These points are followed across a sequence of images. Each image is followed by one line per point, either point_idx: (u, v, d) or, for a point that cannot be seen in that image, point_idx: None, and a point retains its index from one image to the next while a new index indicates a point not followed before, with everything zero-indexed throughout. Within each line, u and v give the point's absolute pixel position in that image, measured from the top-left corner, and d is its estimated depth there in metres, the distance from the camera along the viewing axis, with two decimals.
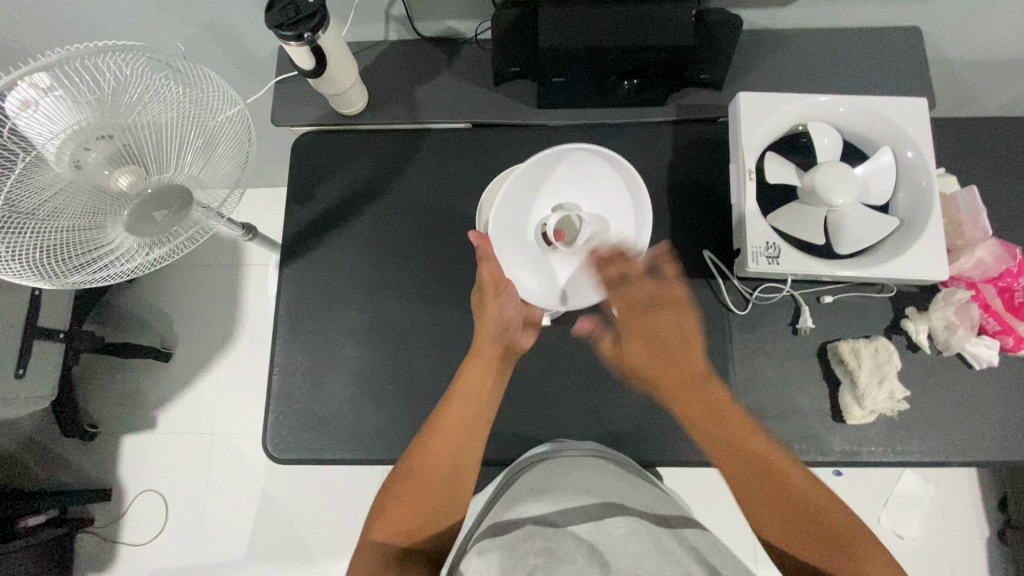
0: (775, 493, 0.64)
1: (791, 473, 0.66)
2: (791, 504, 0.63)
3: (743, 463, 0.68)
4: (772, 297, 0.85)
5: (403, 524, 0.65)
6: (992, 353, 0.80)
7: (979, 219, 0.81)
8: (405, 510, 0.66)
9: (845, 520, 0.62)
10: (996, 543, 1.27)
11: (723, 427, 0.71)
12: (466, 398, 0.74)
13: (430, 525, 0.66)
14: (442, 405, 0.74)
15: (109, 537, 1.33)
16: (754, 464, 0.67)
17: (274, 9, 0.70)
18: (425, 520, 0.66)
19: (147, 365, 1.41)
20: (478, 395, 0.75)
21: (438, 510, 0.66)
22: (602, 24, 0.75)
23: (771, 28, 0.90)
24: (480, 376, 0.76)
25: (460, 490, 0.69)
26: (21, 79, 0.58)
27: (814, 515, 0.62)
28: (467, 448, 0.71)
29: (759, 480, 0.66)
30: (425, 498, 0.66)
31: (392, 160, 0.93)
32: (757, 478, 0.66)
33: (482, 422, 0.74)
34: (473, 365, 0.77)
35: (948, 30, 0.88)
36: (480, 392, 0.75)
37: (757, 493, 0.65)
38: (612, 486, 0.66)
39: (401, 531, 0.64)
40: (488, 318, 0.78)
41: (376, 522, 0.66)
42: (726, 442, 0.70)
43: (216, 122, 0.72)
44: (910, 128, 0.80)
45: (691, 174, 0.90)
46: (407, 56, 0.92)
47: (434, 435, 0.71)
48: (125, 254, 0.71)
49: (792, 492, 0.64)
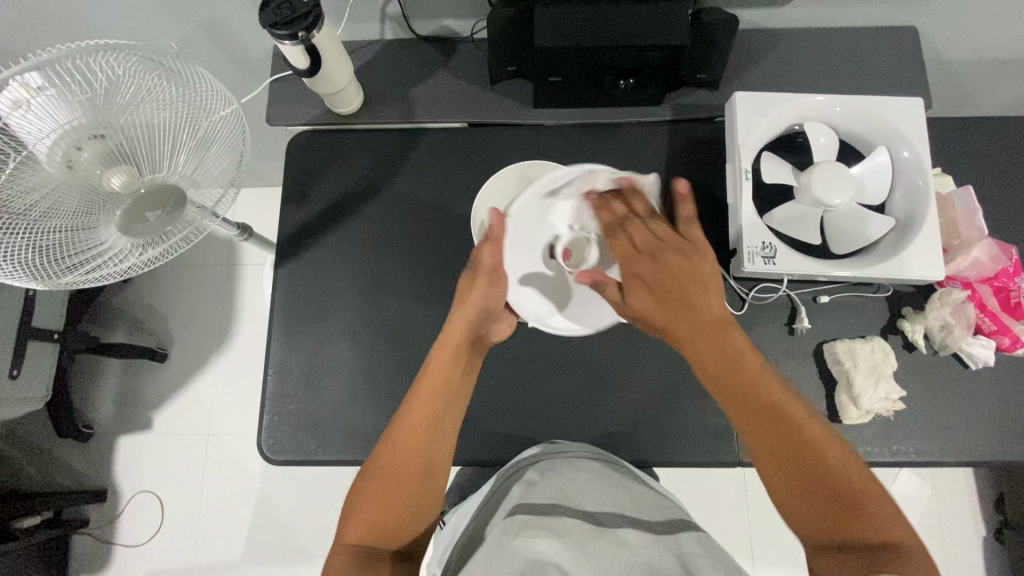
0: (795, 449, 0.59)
1: (806, 424, 0.61)
2: (812, 460, 0.58)
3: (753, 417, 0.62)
4: (769, 297, 0.85)
5: (375, 527, 0.63)
6: (988, 353, 0.80)
7: (974, 219, 0.81)
8: (377, 511, 0.64)
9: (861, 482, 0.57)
10: (992, 542, 1.27)
11: (741, 381, 0.64)
12: (433, 389, 0.71)
13: (410, 526, 0.64)
14: (411, 396, 0.71)
15: (104, 537, 1.33)
16: (767, 422, 0.61)
17: (267, 9, 0.70)
18: (402, 520, 0.64)
19: (143, 366, 1.40)
20: (448, 390, 0.72)
21: (412, 513, 0.65)
22: (596, 24, 0.74)
23: (767, 28, 0.89)
24: (448, 368, 0.73)
25: (436, 486, 0.68)
26: (15, 76, 0.60)
27: (829, 477, 0.57)
28: (439, 443, 0.69)
29: (775, 437, 0.60)
30: (398, 497, 0.65)
31: (388, 159, 0.93)
32: (773, 438, 0.60)
33: (450, 416, 0.72)
34: (440, 354, 0.75)
35: (944, 30, 0.88)
36: (449, 383, 0.73)
37: (774, 449, 0.60)
38: (605, 495, 0.66)
39: (374, 533, 0.63)
40: (466, 304, 0.77)
41: (347, 524, 0.64)
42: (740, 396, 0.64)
43: (209, 121, 0.70)
44: (906, 128, 0.79)
45: (687, 174, 0.90)
46: (402, 55, 0.92)
47: (402, 429, 0.69)
48: (118, 255, 0.68)
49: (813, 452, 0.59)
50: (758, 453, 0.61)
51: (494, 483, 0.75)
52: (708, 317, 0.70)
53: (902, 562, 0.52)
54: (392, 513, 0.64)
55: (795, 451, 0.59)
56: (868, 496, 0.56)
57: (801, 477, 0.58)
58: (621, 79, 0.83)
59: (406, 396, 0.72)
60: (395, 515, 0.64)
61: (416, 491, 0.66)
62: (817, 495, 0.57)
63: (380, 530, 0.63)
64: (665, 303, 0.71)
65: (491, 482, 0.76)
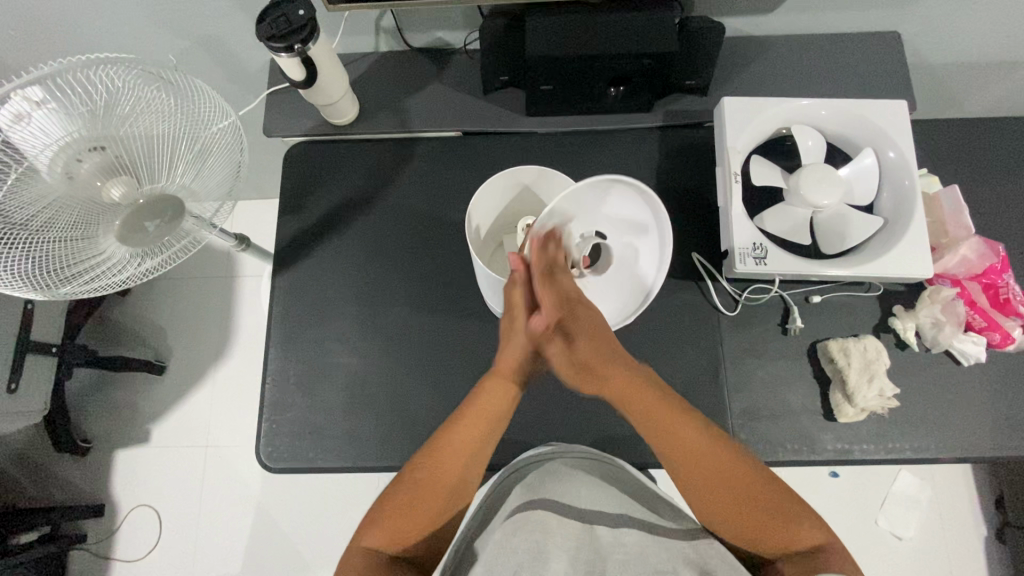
0: (730, 484, 0.65)
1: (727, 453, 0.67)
2: (742, 484, 0.65)
3: (675, 458, 0.68)
4: (761, 298, 0.86)
5: (396, 536, 0.65)
6: (979, 348, 0.81)
7: (962, 218, 0.83)
8: (404, 522, 0.65)
9: (777, 485, 0.66)
10: (994, 542, 1.27)
11: (669, 435, 0.69)
12: (482, 417, 0.71)
13: (424, 535, 0.66)
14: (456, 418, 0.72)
15: (102, 553, 1.32)
16: (702, 459, 0.67)
17: (264, 22, 0.71)
18: (426, 531, 0.66)
19: (141, 379, 1.40)
20: (495, 420, 0.72)
21: (431, 524, 0.67)
22: (586, 33, 0.76)
23: (754, 34, 0.92)
24: (497, 399, 0.73)
25: (461, 500, 0.69)
26: (14, 92, 0.60)
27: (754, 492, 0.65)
28: (472, 467, 0.70)
29: (698, 470, 0.67)
30: (420, 510, 0.66)
31: (383, 169, 0.94)
32: (699, 465, 0.67)
33: (495, 441, 0.72)
34: (495, 387, 0.73)
35: (926, 34, 0.90)
36: (501, 412, 0.73)
37: (712, 485, 0.66)
38: (601, 499, 0.68)
39: (394, 539, 0.65)
40: (512, 341, 0.73)
41: (368, 529, 0.66)
42: (673, 442, 0.69)
43: (207, 134, 0.72)
44: (891, 130, 0.81)
45: (680, 179, 0.91)
46: (397, 66, 0.94)
47: (439, 447, 0.70)
48: (117, 265, 0.70)
49: (741, 473, 0.66)
50: (687, 476, 0.68)
51: (493, 480, 0.76)
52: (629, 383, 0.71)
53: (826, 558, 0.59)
54: (415, 523, 0.66)
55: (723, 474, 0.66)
56: (786, 501, 0.64)
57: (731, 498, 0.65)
58: (612, 87, 0.86)
59: (450, 419, 0.72)
60: (413, 524, 0.66)
61: (443, 504, 0.67)
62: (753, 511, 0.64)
63: (396, 537, 0.65)
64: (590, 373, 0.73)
65: (489, 486, 0.76)
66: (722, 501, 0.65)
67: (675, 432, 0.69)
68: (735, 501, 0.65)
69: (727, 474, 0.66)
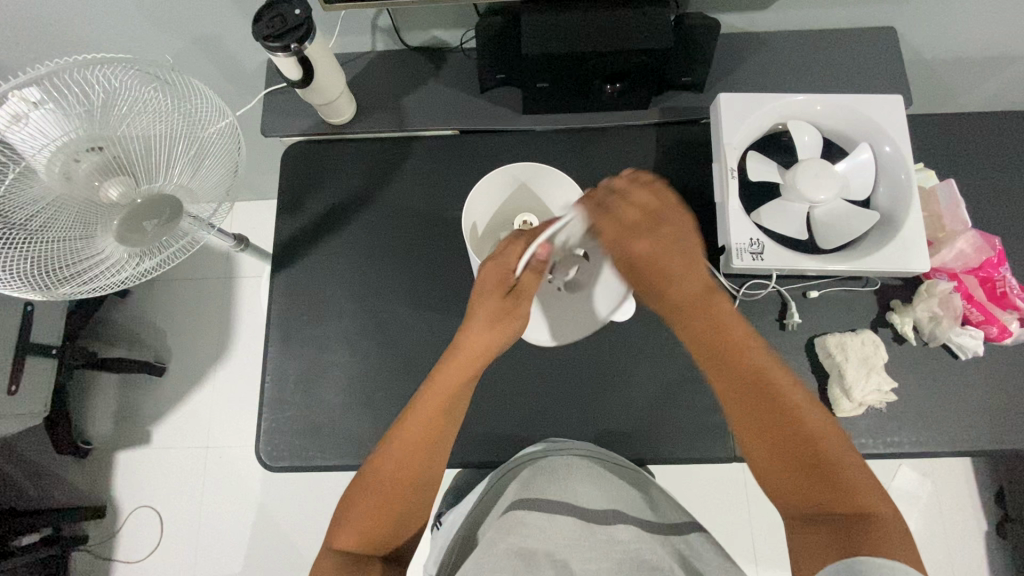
0: (794, 443, 0.62)
1: (801, 408, 0.63)
2: (807, 446, 0.62)
3: (746, 407, 0.65)
4: (758, 294, 0.86)
5: (370, 536, 0.65)
6: (976, 343, 0.81)
7: (958, 211, 0.83)
8: (378, 522, 0.65)
9: (846, 453, 0.62)
10: (994, 537, 1.27)
11: (740, 368, 0.66)
12: (440, 399, 0.69)
13: (401, 531, 0.66)
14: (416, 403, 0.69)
15: (103, 554, 1.32)
16: (770, 412, 0.64)
17: (261, 21, 0.72)
18: (395, 531, 0.66)
19: (141, 380, 1.41)
20: (457, 398, 0.71)
21: (405, 518, 0.67)
22: (580, 29, 0.76)
23: (749, 31, 0.92)
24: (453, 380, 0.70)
25: (431, 492, 0.70)
26: (12, 92, 0.60)
27: (811, 445, 0.62)
28: (436, 458, 0.69)
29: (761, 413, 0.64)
30: (394, 503, 0.66)
31: (380, 168, 0.94)
32: (771, 414, 0.64)
33: (455, 421, 0.72)
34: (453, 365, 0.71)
35: (921, 30, 0.90)
36: (458, 395, 0.71)
37: (774, 438, 0.63)
38: (588, 494, 0.68)
39: (367, 539, 0.64)
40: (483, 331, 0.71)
41: (341, 530, 0.65)
42: (740, 379, 0.66)
43: (205, 134, 0.72)
44: (887, 124, 0.81)
45: (677, 175, 0.91)
46: (394, 65, 0.94)
47: (405, 442, 0.68)
48: (114, 266, 0.69)
49: (810, 436, 0.62)
50: (745, 420, 0.65)
51: (491, 477, 0.76)
52: (693, 292, 0.70)
53: (872, 531, 0.56)
54: (387, 522, 0.65)
55: (789, 433, 0.63)
56: (848, 461, 0.61)
57: (790, 449, 0.62)
58: (608, 84, 0.85)
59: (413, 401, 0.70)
60: (389, 519, 0.66)
61: (416, 499, 0.68)
62: (807, 467, 0.61)
63: (373, 538, 0.65)
64: (639, 282, 0.72)
65: (486, 480, 0.76)
66: (777, 460, 0.63)
67: (744, 369, 0.66)
68: (793, 461, 0.62)
69: (791, 431, 0.63)
